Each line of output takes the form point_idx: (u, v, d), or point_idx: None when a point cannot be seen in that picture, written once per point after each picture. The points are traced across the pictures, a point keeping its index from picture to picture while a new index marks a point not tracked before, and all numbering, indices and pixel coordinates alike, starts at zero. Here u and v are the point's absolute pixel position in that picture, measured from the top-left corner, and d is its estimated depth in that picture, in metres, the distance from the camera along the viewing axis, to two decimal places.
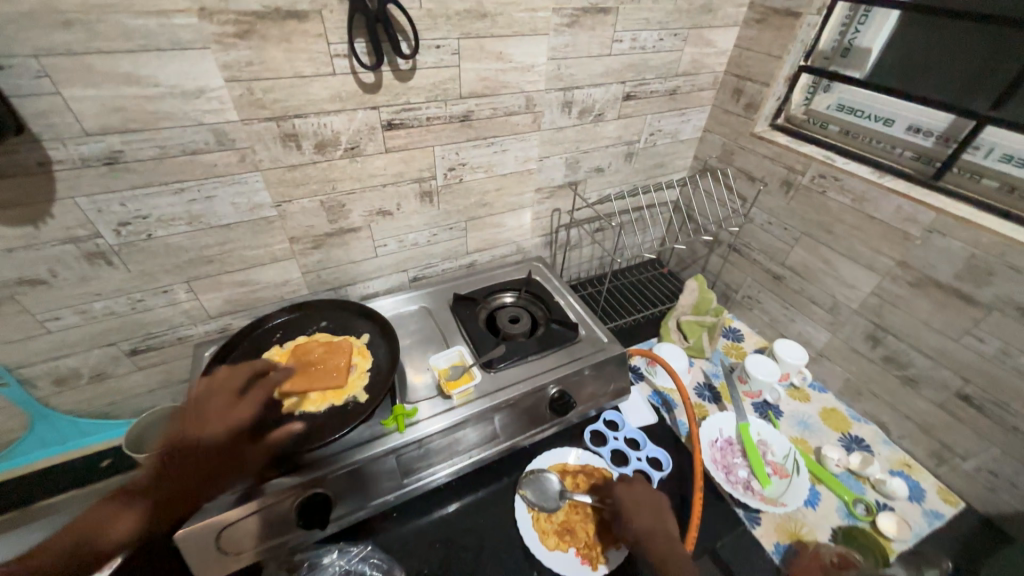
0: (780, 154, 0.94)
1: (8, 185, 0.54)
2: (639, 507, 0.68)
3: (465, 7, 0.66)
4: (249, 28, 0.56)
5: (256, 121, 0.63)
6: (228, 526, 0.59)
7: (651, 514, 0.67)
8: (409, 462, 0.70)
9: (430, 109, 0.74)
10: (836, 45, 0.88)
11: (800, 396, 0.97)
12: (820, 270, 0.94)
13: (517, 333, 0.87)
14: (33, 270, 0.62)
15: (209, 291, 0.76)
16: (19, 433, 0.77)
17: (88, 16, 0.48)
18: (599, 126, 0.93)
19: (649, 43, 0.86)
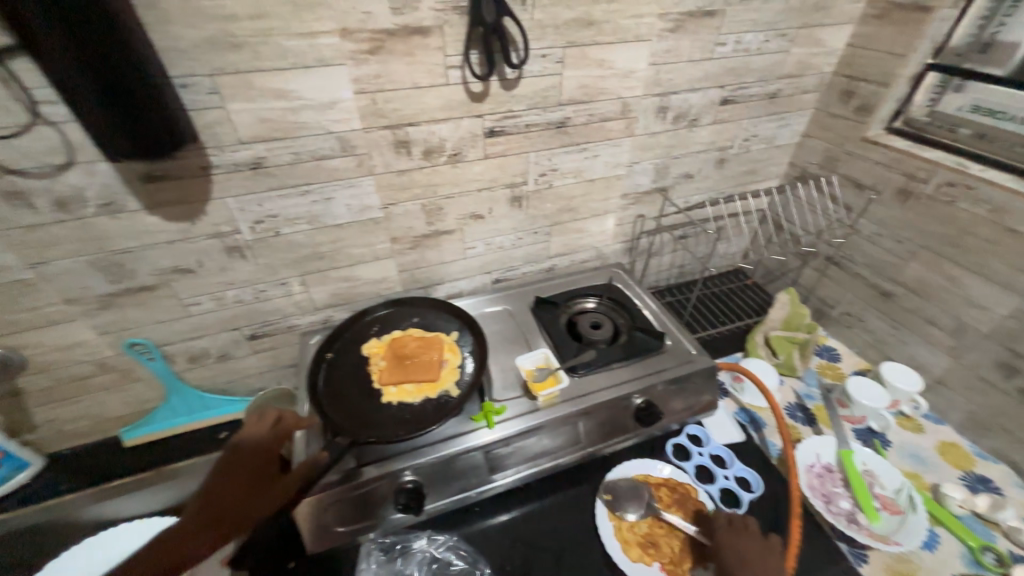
0: (897, 160, 0.87)
1: (177, 186, 0.63)
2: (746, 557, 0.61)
3: (573, 16, 0.67)
4: (380, 45, 0.61)
5: (376, 129, 0.68)
6: (337, 501, 0.64)
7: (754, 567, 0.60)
8: (497, 460, 0.72)
9: (529, 116, 0.76)
10: (974, 40, 0.80)
11: (911, 426, 0.88)
12: (941, 288, 0.85)
13: (601, 339, 0.86)
14: (186, 260, 0.70)
15: (318, 285, 0.82)
16: (154, 403, 0.87)
17: (254, 39, 0.55)
18: (692, 132, 0.91)
19: (753, 45, 0.83)
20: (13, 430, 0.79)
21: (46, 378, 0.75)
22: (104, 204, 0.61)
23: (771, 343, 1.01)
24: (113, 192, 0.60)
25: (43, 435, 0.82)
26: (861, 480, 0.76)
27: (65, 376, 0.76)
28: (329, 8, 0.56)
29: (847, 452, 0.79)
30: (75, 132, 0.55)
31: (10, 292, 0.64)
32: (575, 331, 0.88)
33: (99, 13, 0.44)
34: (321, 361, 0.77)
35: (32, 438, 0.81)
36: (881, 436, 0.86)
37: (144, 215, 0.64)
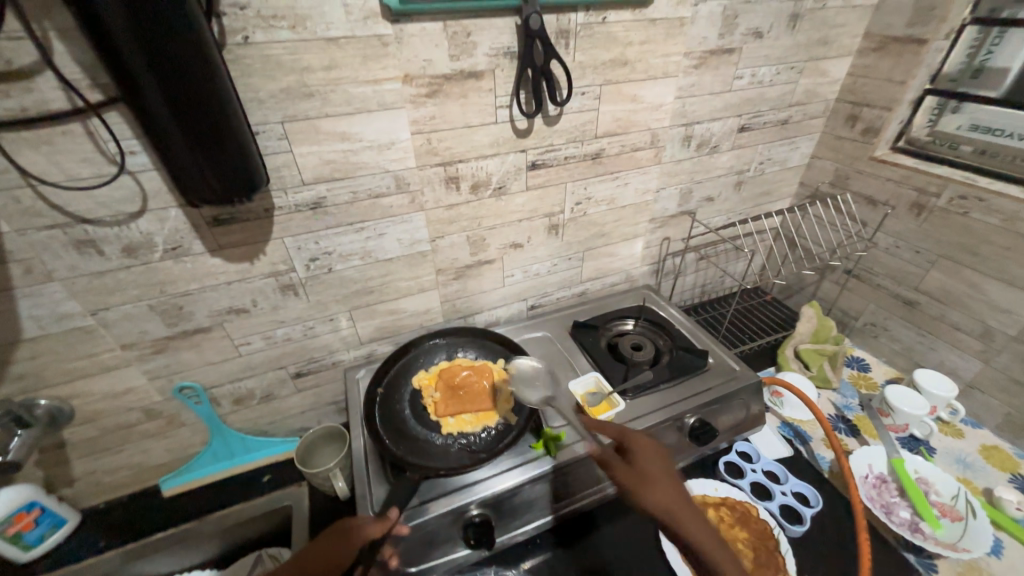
0: (908, 177, 0.92)
1: (242, 228, 0.64)
2: (643, 470, 0.63)
3: (610, 57, 0.72)
4: (437, 88, 0.64)
5: (429, 167, 0.71)
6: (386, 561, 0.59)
7: (648, 476, 0.62)
8: (560, 488, 0.71)
9: (568, 150, 0.80)
10: (965, 67, 0.87)
11: (952, 431, 0.90)
12: (964, 295, 0.89)
13: (644, 360, 0.87)
14: (242, 300, 0.71)
15: (365, 319, 0.83)
16: (196, 448, 0.85)
17: (326, 88, 0.58)
18: (714, 158, 0.96)
19: (767, 78, 0.89)
20: (51, 484, 0.76)
21: (92, 428, 0.73)
22: (171, 248, 0.62)
23: (801, 356, 1.03)
24: (181, 237, 0.62)
25: (80, 488, 0.79)
26: (916, 486, 0.77)
27: (110, 425, 0.74)
28: (394, 58, 0.60)
29: (898, 460, 0.80)
30: (152, 181, 0.57)
31: (68, 340, 0.64)
32: (617, 353, 0.89)
33: (202, 76, 0.46)
34: (374, 396, 0.76)
35: (69, 492, 0.78)
36: (925, 442, 0.88)
37: (207, 258, 0.65)
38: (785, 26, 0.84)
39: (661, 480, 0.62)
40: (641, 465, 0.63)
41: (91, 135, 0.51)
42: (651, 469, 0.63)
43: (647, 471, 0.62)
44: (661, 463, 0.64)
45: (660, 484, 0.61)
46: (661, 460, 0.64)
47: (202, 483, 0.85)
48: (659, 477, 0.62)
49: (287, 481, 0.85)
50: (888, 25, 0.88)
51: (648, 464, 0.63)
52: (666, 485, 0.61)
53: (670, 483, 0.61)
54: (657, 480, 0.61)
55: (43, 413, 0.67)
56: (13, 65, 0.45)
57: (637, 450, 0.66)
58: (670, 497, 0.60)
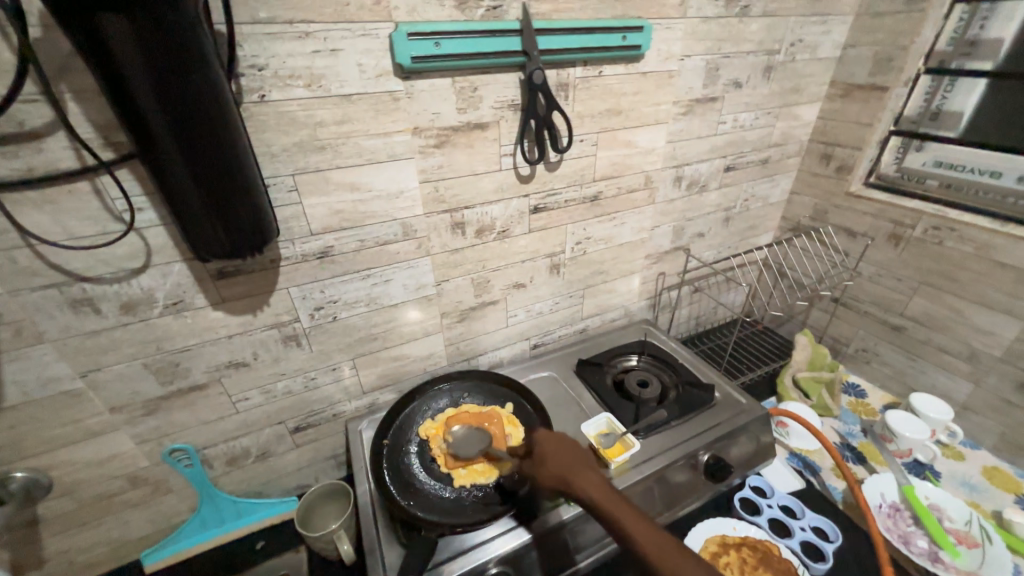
0: (883, 210, 0.98)
1: (247, 279, 0.63)
2: (558, 460, 0.63)
3: (606, 107, 0.76)
4: (445, 139, 0.66)
5: (436, 214, 0.72)
6: None
7: (562, 462, 0.62)
8: (580, 538, 0.67)
9: (568, 193, 0.82)
10: (922, 111, 0.94)
11: (953, 454, 0.92)
12: (948, 319, 0.93)
13: (652, 397, 0.87)
14: (242, 354, 0.68)
15: (368, 367, 0.81)
16: (183, 516, 0.78)
17: (338, 141, 0.59)
18: (703, 196, 1.01)
19: (747, 122, 0.96)
20: (17, 569, 0.68)
21: (69, 501, 0.67)
22: (172, 303, 0.60)
23: (800, 385, 1.05)
24: (183, 291, 0.60)
25: (49, 571, 0.71)
26: (928, 512, 0.77)
27: (89, 496, 0.68)
28: (404, 111, 0.61)
29: (909, 486, 0.81)
30: (157, 237, 0.56)
31: (53, 405, 0.59)
32: (625, 390, 0.89)
33: (224, 140, 0.47)
34: (380, 449, 0.73)
35: None
36: (929, 466, 0.90)
37: (209, 311, 0.63)
38: (760, 77, 0.91)
39: (579, 466, 0.61)
40: (557, 454, 0.64)
41: (97, 192, 0.51)
42: (564, 458, 0.63)
43: (561, 460, 0.63)
44: (574, 449, 0.64)
45: (575, 470, 0.61)
46: (566, 446, 0.65)
47: (183, 555, 0.77)
48: (575, 463, 0.62)
49: (284, 548, 0.79)
50: (851, 74, 0.97)
51: (561, 454, 0.64)
52: (582, 469, 0.61)
53: (582, 465, 0.62)
54: (572, 467, 0.62)
55: (18, 488, 0.61)
56: (24, 126, 0.45)
57: (540, 443, 0.66)
58: (588, 480, 0.59)
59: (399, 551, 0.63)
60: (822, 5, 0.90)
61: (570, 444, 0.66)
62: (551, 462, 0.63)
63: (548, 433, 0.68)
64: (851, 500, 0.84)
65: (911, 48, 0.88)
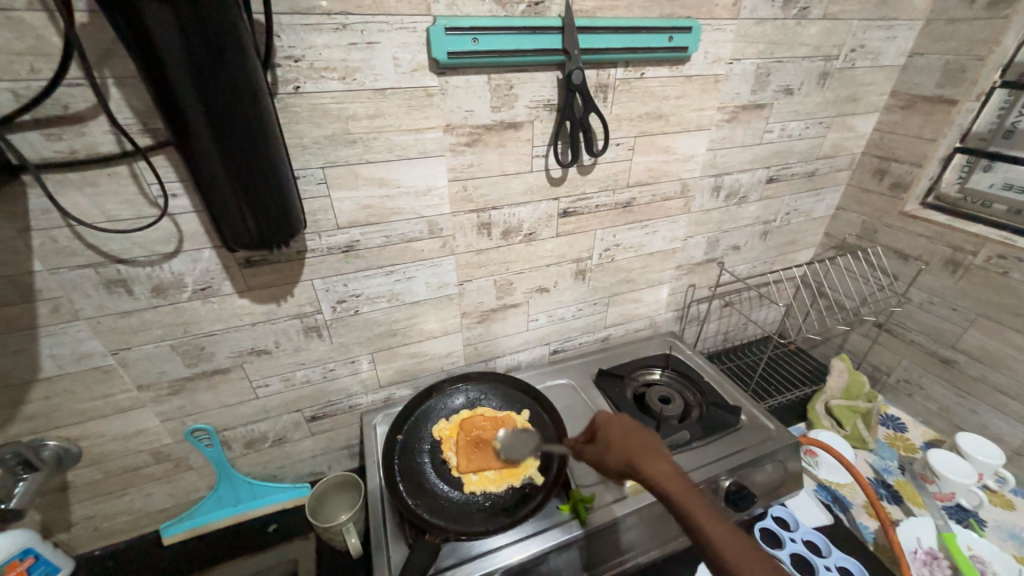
0: (941, 233, 0.91)
1: (272, 269, 0.63)
2: (624, 444, 0.60)
3: (646, 110, 0.73)
4: (477, 138, 0.65)
5: (463, 214, 0.70)
6: None
7: (629, 446, 0.60)
8: (590, 556, 0.65)
9: (600, 198, 0.80)
10: (995, 127, 0.86)
11: (1002, 502, 0.85)
12: (1007, 356, 0.85)
13: (674, 415, 0.83)
14: (264, 341, 0.69)
15: (386, 362, 0.80)
16: (201, 492, 0.81)
17: (369, 136, 0.58)
18: (742, 208, 0.96)
19: (796, 132, 0.90)
20: (47, 530, 0.71)
21: (97, 470, 0.70)
22: (200, 288, 0.61)
23: (833, 413, 0.99)
24: (211, 278, 0.61)
25: (75, 534, 0.74)
26: (971, 565, 0.71)
27: (115, 468, 0.71)
28: (437, 108, 0.60)
29: (949, 534, 0.75)
30: (189, 223, 0.57)
31: (85, 380, 0.61)
32: (645, 405, 0.86)
33: (257, 132, 0.47)
34: (393, 445, 0.72)
35: (64, 538, 0.73)
36: (974, 513, 0.83)
37: (235, 298, 0.64)
38: (815, 84, 0.85)
39: (646, 452, 0.59)
40: (623, 439, 0.61)
41: (135, 177, 0.52)
42: (631, 442, 0.60)
43: (628, 444, 0.60)
44: (641, 435, 0.62)
45: (642, 456, 0.58)
46: (632, 432, 0.62)
47: (203, 530, 0.80)
48: (640, 449, 0.59)
49: (294, 533, 0.80)
50: (916, 84, 0.90)
51: (629, 439, 0.61)
52: (650, 455, 0.58)
53: (650, 452, 0.59)
54: (639, 452, 0.59)
55: (50, 455, 0.64)
56: (68, 109, 0.46)
57: (604, 427, 0.64)
58: (657, 468, 0.57)
59: (405, 551, 0.62)
60: (889, 9, 0.83)
61: (637, 430, 0.63)
62: (618, 446, 0.61)
63: (611, 417, 0.65)
64: (883, 542, 0.78)
65: (987, 58, 0.80)
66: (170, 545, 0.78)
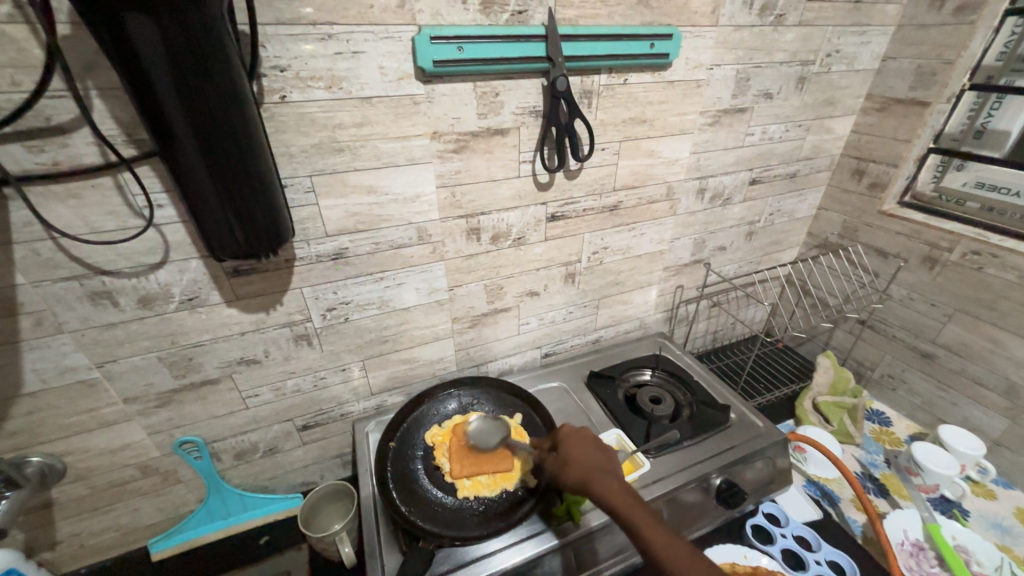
0: (918, 231, 0.94)
1: (261, 278, 0.63)
2: (581, 462, 0.59)
3: (630, 115, 0.74)
4: (464, 145, 0.65)
5: (452, 219, 0.71)
6: None
7: (586, 465, 0.59)
8: (585, 557, 0.65)
9: (587, 202, 0.81)
10: (966, 128, 0.90)
11: (984, 492, 0.87)
12: (984, 349, 0.88)
13: (664, 415, 0.84)
14: (253, 351, 0.68)
15: (377, 369, 0.80)
16: (190, 506, 0.79)
17: (357, 144, 0.59)
18: (726, 209, 0.98)
19: (776, 135, 0.92)
20: (31, 550, 0.69)
21: (82, 486, 0.68)
22: (188, 298, 0.61)
23: (820, 409, 1.01)
24: (198, 287, 0.60)
25: (60, 553, 0.72)
26: (956, 554, 0.73)
27: (101, 483, 0.69)
28: (424, 115, 0.61)
29: (934, 525, 0.77)
30: (175, 233, 0.56)
31: (70, 394, 0.60)
32: (636, 406, 0.86)
33: (244, 142, 0.47)
34: (386, 452, 0.72)
35: (48, 557, 0.72)
36: (957, 504, 0.85)
37: (223, 308, 0.63)
38: (793, 88, 0.88)
39: (601, 471, 0.58)
40: (580, 456, 0.60)
41: (119, 188, 0.51)
42: (588, 460, 0.59)
43: (584, 462, 0.59)
44: (597, 452, 0.61)
45: (598, 475, 0.57)
46: (590, 448, 0.61)
47: (193, 544, 0.78)
48: (596, 467, 0.58)
49: (286, 544, 0.79)
50: (890, 87, 0.93)
51: (586, 456, 0.60)
52: (605, 474, 0.57)
53: (605, 470, 0.58)
54: (595, 471, 0.58)
55: (33, 472, 0.62)
56: (51, 121, 0.46)
57: (563, 442, 0.63)
58: (610, 486, 0.56)
59: (399, 558, 0.62)
60: (861, 15, 0.86)
61: (595, 447, 0.62)
62: (575, 463, 0.59)
63: (571, 431, 0.64)
64: (872, 535, 0.80)
65: (956, 62, 0.83)
66: (158, 561, 0.77)
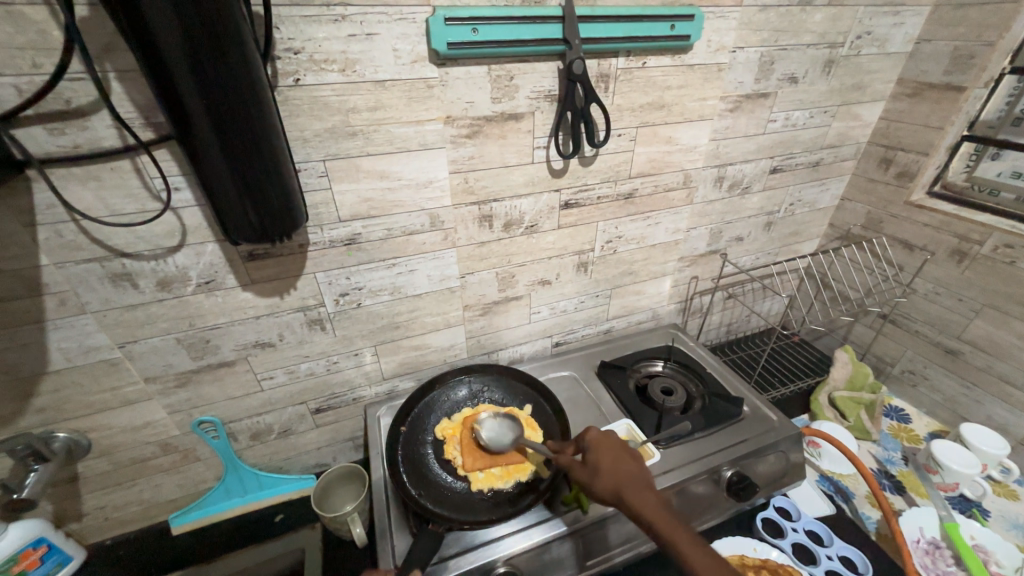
0: (947, 223, 0.90)
1: (276, 263, 0.64)
2: (613, 471, 0.57)
3: (648, 100, 0.72)
4: (478, 129, 0.65)
5: (464, 206, 0.70)
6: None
7: (617, 474, 0.57)
8: (594, 544, 0.65)
9: (601, 189, 0.79)
10: (1004, 114, 0.85)
11: (1005, 492, 0.85)
12: (1012, 346, 0.85)
13: (676, 406, 0.84)
14: (269, 334, 0.69)
15: (390, 354, 0.81)
16: (209, 483, 0.82)
17: (370, 128, 0.58)
18: (745, 199, 0.95)
19: (800, 121, 0.89)
20: (60, 520, 0.73)
21: (106, 461, 0.71)
22: (204, 282, 0.62)
23: (837, 404, 0.99)
24: (214, 271, 0.61)
25: (87, 524, 0.75)
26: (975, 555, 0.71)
27: (124, 459, 0.72)
28: (437, 99, 0.60)
29: (952, 524, 0.75)
30: (192, 217, 0.57)
31: (93, 373, 0.62)
32: (648, 396, 0.86)
33: (259, 129, 0.47)
34: (397, 437, 0.73)
35: (76, 528, 0.75)
36: (977, 503, 0.83)
37: (239, 292, 0.64)
38: (819, 72, 0.84)
39: (634, 481, 0.56)
40: (611, 464, 0.58)
41: (137, 171, 0.52)
42: (621, 469, 0.57)
43: (616, 471, 0.57)
44: (630, 459, 0.58)
45: (632, 486, 0.55)
46: (622, 455, 0.59)
47: (210, 520, 0.81)
48: (629, 476, 0.56)
49: (300, 523, 0.81)
50: (923, 71, 0.89)
51: (618, 465, 0.58)
52: (638, 486, 0.55)
53: (639, 480, 0.56)
54: (629, 482, 0.56)
55: (60, 447, 0.65)
56: (71, 104, 0.47)
57: (592, 448, 0.61)
58: (643, 498, 0.54)
59: (409, 539, 0.63)
60: None
61: (627, 454, 0.59)
62: (605, 472, 0.57)
63: (600, 436, 0.62)
64: (885, 531, 0.78)
65: (996, 45, 0.79)
66: (179, 535, 0.80)
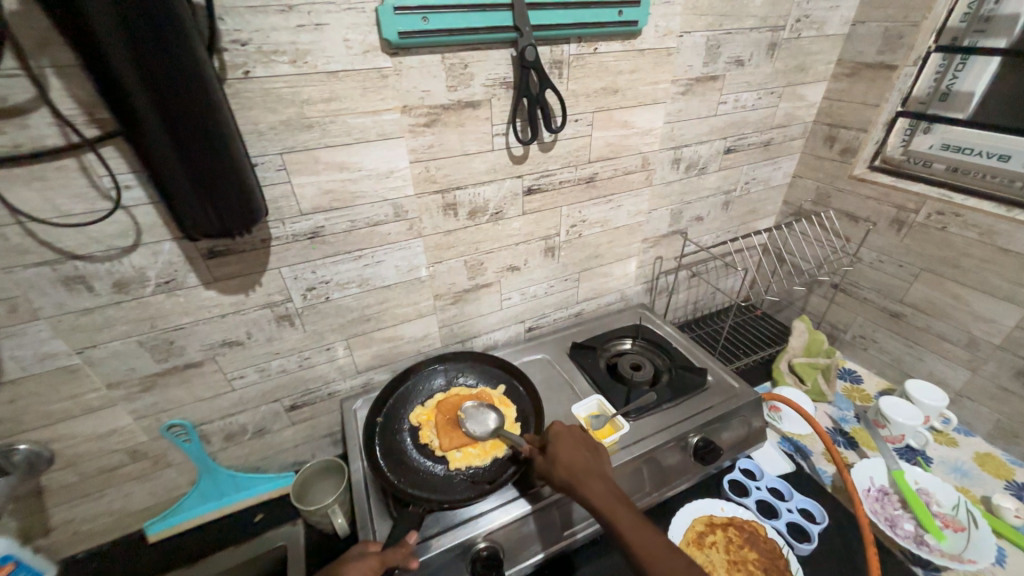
0: (886, 194, 0.96)
1: (237, 260, 0.63)
2: (569, 462, 0.62)
3: (601, 85, 0.74)
4: (435, 118, 0.65)
5: (427, 195, 0.71)
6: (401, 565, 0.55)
7: (574, 467, 0.61)
8: (570, 515, 0.68)
9: (563, 174, 0.81)
10: (933, 90, 0.92)
11: (946, 440, 0.92)
12: (948, 306, 0.92)
13: (644, 380, 0.87)
14: (236, 332, 0.69)
15: (362, 347, 0.81)
16: (184, 489, 0.81)
17: (325, 119, 0.58)
18: (702, 178, 0.99)
19: (749, 102, 0.93)
20: (26, 536, 0.71)
21: (73, 472, 0.69)
22: (164, 282, 0.61)
23: (796, 370, 1.04)
24: (174, 270, 0.60)
25: (56, 539, 0.73)
26: (917, 497, 0.77)
27: (92, 469, 0.70)
28: (393, 89, 0.60)
29: (898, 472, 0.82)
30: (146, 215, 0.56)
31: (52, 380, 0.61)
32: (617, 373, 0.89)
33: (211, 125, 0.47)
34: (374, 427, 0.74)
35: (44, 543, 0.73)
36: (921, 452, 0.90)
37: (202, 290, 0.64)
38: (764, 54, 0.88)
39: (589, 473, 0.60)
40: (569, 456, 0.62)
41: (85, 169, 0.51)
42: (576, 461, 0.62)
43: (572, 463, 0.61)
44: (586, 454, 0.63)
45: (584, 476, 0.60)
46: (580, 449, 0.64)
47: (187, 525, 0.80)
48: (582, 469, 0.61)
49: (279, 523, 0.81)
50: (859, 52, 0.94)
51: (574, 458, 0.62)
52: (592, 479, 0.59)
53: (592, 472, 0.60)
54: (581, 472, 0.60)
55: (22, 460, 0.63)
56: (8, 101, 0.45)
57: (553, 441, 0.65)
58: (596, 489, 0.58)
59: (390, 523, 0.64)
60: None
61: (585, 448, 0.64)
62: (563, 463, 0.62)
63: (561, 430, 0.67)
64: (839, 483, 0.85)
65: (921, 24, 0.84)
66: (155, 543, 0.79)
